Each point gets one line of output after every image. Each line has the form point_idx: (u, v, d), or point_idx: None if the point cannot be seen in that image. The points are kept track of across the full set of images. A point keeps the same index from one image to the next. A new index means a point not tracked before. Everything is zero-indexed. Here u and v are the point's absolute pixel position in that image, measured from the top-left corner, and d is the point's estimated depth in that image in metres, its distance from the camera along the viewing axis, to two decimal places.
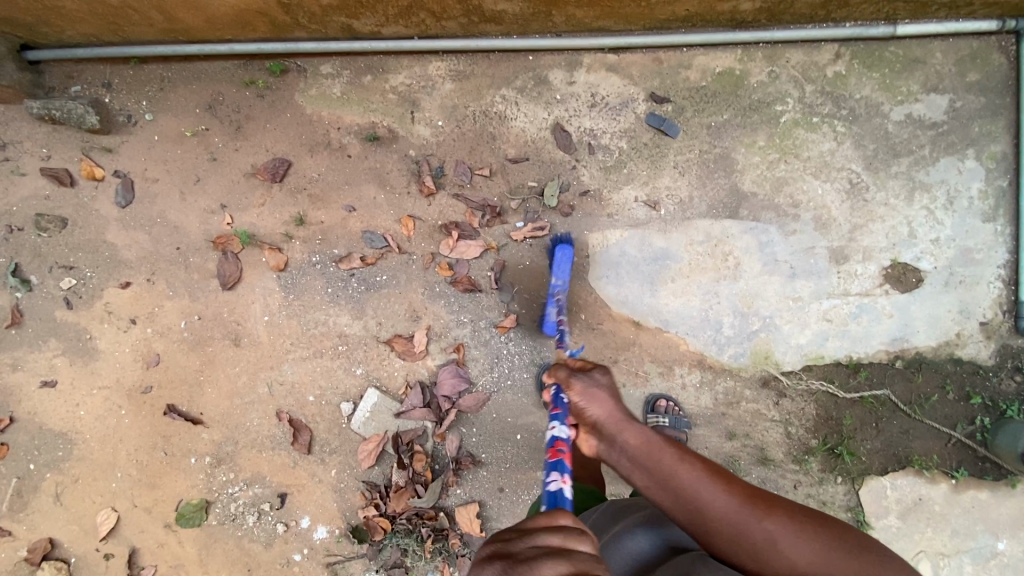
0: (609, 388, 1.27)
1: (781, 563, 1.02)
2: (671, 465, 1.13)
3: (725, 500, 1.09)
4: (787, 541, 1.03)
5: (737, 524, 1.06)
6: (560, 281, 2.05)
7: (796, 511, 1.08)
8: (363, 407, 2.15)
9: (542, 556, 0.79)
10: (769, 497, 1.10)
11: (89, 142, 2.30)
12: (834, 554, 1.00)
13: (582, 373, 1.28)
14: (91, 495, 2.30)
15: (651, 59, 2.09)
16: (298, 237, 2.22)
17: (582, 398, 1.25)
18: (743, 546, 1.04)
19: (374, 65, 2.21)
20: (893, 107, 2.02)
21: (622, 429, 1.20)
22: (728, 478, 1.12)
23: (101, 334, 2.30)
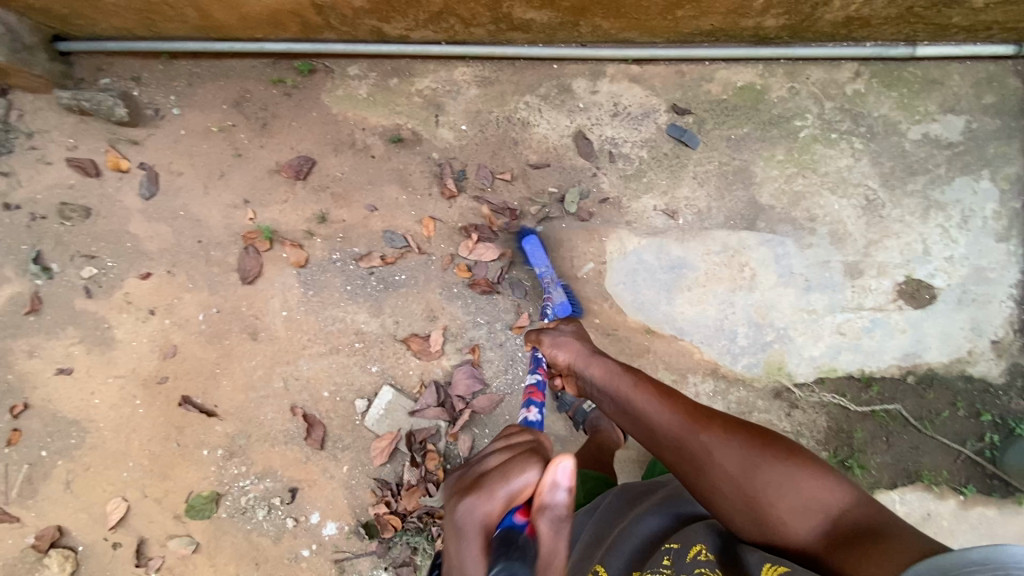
0: (578, 336, 1.55)
1: (717, 471, 1.14)
2: (628, 392, 1.33)
3: (671, 417, 1.24)
4: (722, 452, 1.14)
5: (681, 438, 1.20)
6: (544, 265, 2.12)
7: (733, 424, 1.19)
8: (378, 405, 2.17)
9: (483, 454, 1.07)
10: (714, 415, 1.22)
11: (117, 134, 2.33)
12: (764, 462, 1.11)
13: (550, 330, 1.58)
14: (102, 484, 2.31)
15: (674, 71, 2.13)
16: (319, 234, 2.25)
17: (551, 346, 1.55)
18: (684, 455, 1.18)
19: (401, 68, 2.25)
20: (910, 126, 2.06)
21: (588, 363, 1.46)
22: (676, 399, 1.27)
23: (120, 323, 2.32)
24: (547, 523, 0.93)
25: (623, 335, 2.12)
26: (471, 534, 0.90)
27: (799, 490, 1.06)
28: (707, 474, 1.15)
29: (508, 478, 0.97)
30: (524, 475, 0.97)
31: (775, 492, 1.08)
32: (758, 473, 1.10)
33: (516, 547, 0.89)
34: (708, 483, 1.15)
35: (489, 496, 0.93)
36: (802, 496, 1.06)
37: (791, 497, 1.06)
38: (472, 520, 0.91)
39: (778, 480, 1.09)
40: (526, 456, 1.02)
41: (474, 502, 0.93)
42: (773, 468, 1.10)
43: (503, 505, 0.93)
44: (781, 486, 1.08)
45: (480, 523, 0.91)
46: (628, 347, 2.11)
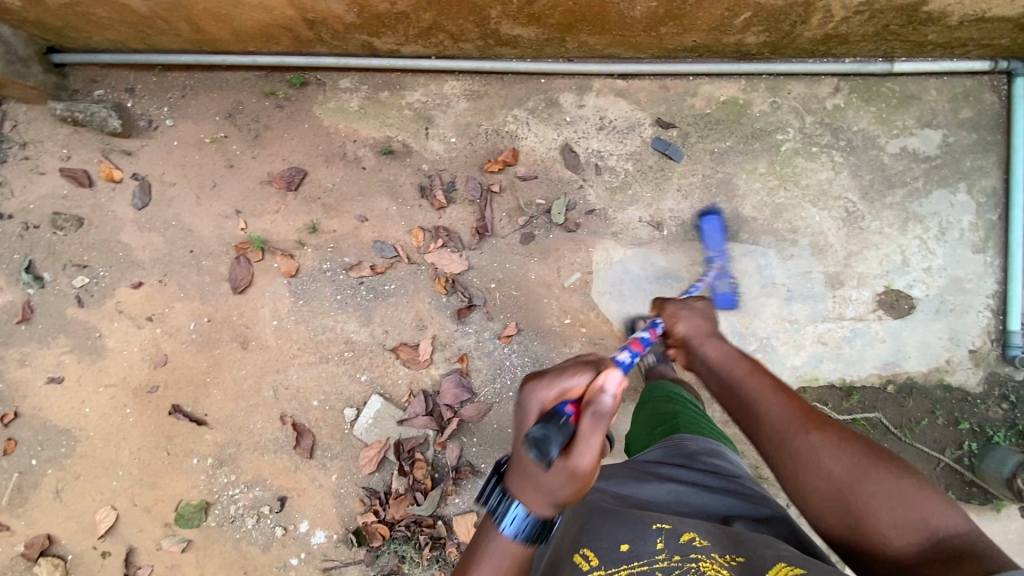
0: (702, 316, 1.63)
1: (816, 470, 1.14)
2: (743, 381, 1.38)
3: (780, 411, 1.26)
4: (828, 453, 1.14)
5: (785, 433, 1.22)
6: (720, 251, 2.10)
7: (847, 433, 1.17)
8: (367, 413, 2.19)
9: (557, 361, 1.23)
10: (827, 420, 1.21)
11: (109, 144, 2.36)
12: (869, 470, 1.09)
13: (675, 301, 1.68)
14: (92, 492, 2.32)
15: (658, 86, 2.18)
16: (310, 244, 2.28)
17: (670, 316, 1.64)
18: (785, 450, 1.21)
19: (391, 82, 2.29)
20: (889, 140, 2.10)
21: (705, 344, 1.53)
22: (792, 396, 1.29)
23: (111, 333, 2.34)
24: (588, 416, 1.01)
25: (609, 345, 2.18)
26: (530, 409, 1.11)
27: (903, 504, 1.03)
28: (805, 472, 1.16)
29: (565, 379, 1.11)
30: (578, 376, 1.10)
31: (876, 501, 1.06)
32: (864, 480, 1.08)
33: (556, 422, 1.01)
34: (805, 481, 1.15)
35: (547, 385, 1.10)
36: (906, 510, 1.03)
37: (892, 509, 1.04)
38: (532, 401, 1.11)
39: (881, 490, 1.06)
40: (589, 366, 1.14)
41: (533, 388, 1.12)
42: (880, 478, 1.07)
43: (557, 393, 1.09)
44: (883, 497, 1.05)
45: (538, 402, 1.10)
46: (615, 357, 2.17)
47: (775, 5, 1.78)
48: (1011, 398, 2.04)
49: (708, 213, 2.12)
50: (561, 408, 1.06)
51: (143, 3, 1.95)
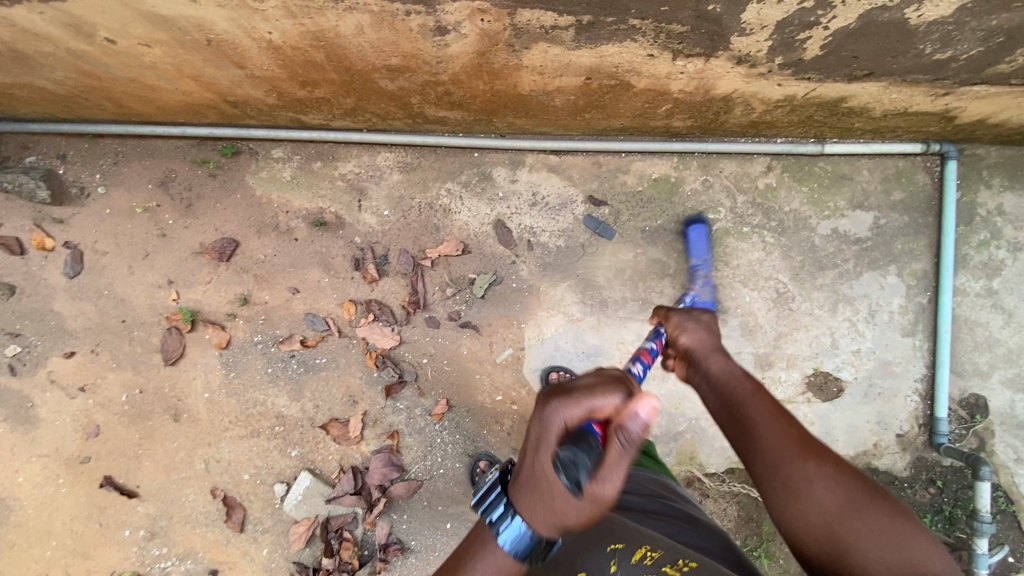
0: (708, 327, 1.48)
1: (807, 501, 1.06)
2: (744, 396, 1.26)
3: (778, 432, 1.16)
4: (824, 483, 1.06)
5: (782, 457, 1.11)
6: (704, 259, 2.05)
7: (848, 470, 1.09)
8: (296, 490, 2.18)
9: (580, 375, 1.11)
10: (827, 452, 1.12)
11: (40, 212, 2.33)
12: (863, 510, 1.02)
13: (681, 311, 1.54)
14: (25, 561, 2.31)
15: (591, 162, 2.16)
16: (241, 316, 2.26)
17: (675, 326, 1.50)
18: (778, 475, 1.10)
19: (324, 152, 2.27)
20: (820, 221, 2.09)
21: (708, 357, 1.40)
22: (793, 422, 1.18)
23: (44, 402, 2.32)
24: (616, 439, 0.94)
25: None
26: (547, 430, 0.99)
27: (893, 549, 0.98)
28: (794, 501, 1.07)
29: (593, 395, 1.01)
30: (609, 395, 1.00)
31: (865, 542, 1.00)
32: (858, 518, 1.01)
33: (584, 446, 0.96)
34: (793, 510, 1.06)
35: (574, 402, 0.99)
36: (897, 557, 0.97)
37: (879, 553, 0.98)
38: (555, 419, 0.99)
39: (872, 530, 1.00)
40: (620, 385, 1.03)
41: (559, 405, 1.00)
42: (874, 519, 1.01)
43: (581, 412, 0.99)
44: (872, 538, 0.99)
45: (559, 424, 0.99)
46: None
47: (694, 99, 1.74)
48: (938, 482, 2.03)
49: (695, 221, 2.08)
50: (586, 428, 0.99)
51: (58, 85, 1.90)
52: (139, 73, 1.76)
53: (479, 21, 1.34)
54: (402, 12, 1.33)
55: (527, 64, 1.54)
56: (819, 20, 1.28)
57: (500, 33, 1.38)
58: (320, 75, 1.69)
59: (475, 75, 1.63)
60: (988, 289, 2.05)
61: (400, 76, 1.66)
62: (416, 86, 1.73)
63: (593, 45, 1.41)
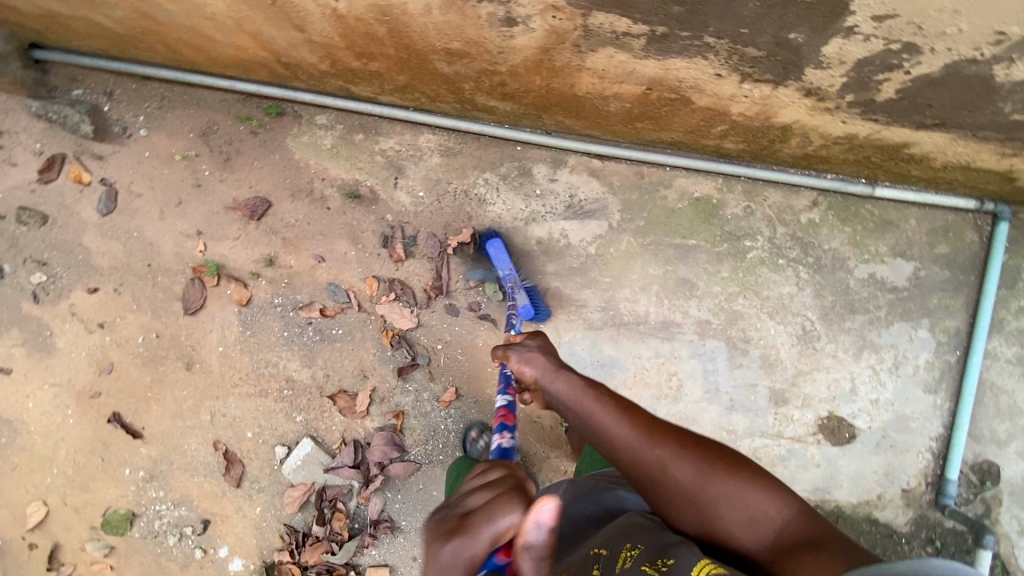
0: (543, 351, 1.55)
1: (670, 483, 1.20)
2: (592, 409, 1.35)
3: (627, 433, 1.27)
4: (674, 463, 1.20)
5: (634, 450, 1.25)
6: (509, 269, 2.09)
7: (689, 440, 1.24)
8: (296, 455, 2.20)
9: (473, 491, 1.09)
10: (674, 430, 1.27)
11: (81, 146, 2.35)
12: (714, 476, 1.17)
13: (516, 346, 1.57)
14: (26, 485, 2.36)
15: (633, 171, 2.12)
16: (265, 276, 2.27)
17: (518, 362, 1.54)
18: (642, 469, 1.23)
19: (368, 125, 2.26)
20: (858, 264, 2.05)
21: (554, 379, 1.46)
22: (637, 413, 1.31)
23: (62, 333, 2.36)
24: (526, 561, 0.94)
25: (545, 423, 2.17)
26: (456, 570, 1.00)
27: (745, 505, 1.13)
28: (660, 486, 1.21)
29: (491, 520, 1.00)
30: (506, 516, 0.98)
31: (722, 504, 1.15)
32: (707, 486, 1.16)
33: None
34: (662, 494, 1.21)
35: (473, 537, 0.99)
36: (748, 512, 1.12)
37: (732, 512, 1.13)
38: (458, 558, 1.00)
39: (725, 493, 1.15)
40: (515, 499, 1.02)
41: (461, 545, 1.00)
42: (720, 481, 1.16)
43: (486, 544, 0.98)
44: (726, 500, 1.14)
45: (468, 559, 1.00)
46: (549, 436, 2.17)
47: (752, 124, 1.69)
48: (936, 543, 2.00)
49: (490, 237, 2.13)
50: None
51: (116, 24, 1.91)
52: (199, 22, 1.76)
53: (550, 18, 1.31)
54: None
55: (588, 66, 1.51)
56: (901, 64, 1.23)
57: (570, 33, 1.35)
58: (378, 50, 1.67)
59: (534, 70, 1.60)
60: (1019, 357, 2.01)
61: (458, 61, 1.63)
62: (471, 73, 1.70)
63: (662, 57, 1.37)
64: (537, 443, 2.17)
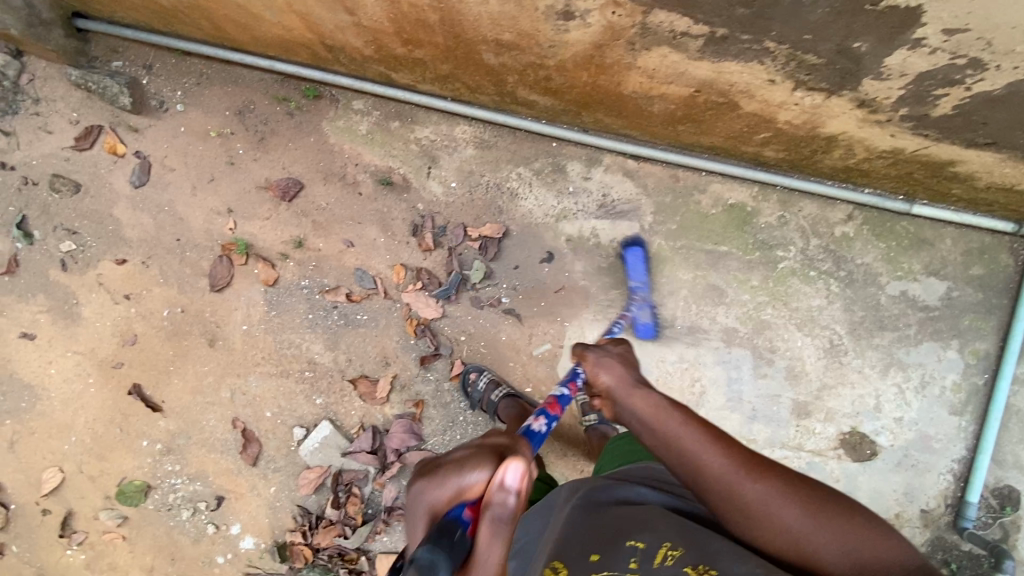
0: (621, 361, 1.52)
1: (773, 524, 1.11)
2: (678, 430, 1.28)
3: (721, 460, 1.20)
4: (777, 500, 1.13)
5: (728, 481, 1.17)
6: (641, 283, 2.07)
7: (789, 479, 1.18)
8: (315, 437, 2.21)
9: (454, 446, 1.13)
10: (770, 468, 1.20)
11: (118, 118, 2.37)
12: (820, 517, 1.09)
13: (595, 348, 1.56)
14: (44, 450, 2.38)
15: (669, 174, 2.11)
16: (293, 258, 2.28)
17: (594, 366, 1.50)
18: (736, 503, 1.15)
19: (404, 113, 2.26)
20: (890, 280, 2.03)
21: (630, 394, 1.41)
22: (729, 444, 1.24)
23: (88, 302, 2.37)
24: (487, 519, 0.96)
25: (565, 422, 2.17)
26: (420, 511, 1.04)
27: (858, 550, 1.04)
28: (757, 523, 1.12)
29: (462, 472, 1.03)
30: (476, 471, 1.01)
31: (833, 553, 1.05)
32: (816, 529, 1.08)
33: (448, 538, 0.94)
34: (760, 532, 1.11)
35: (442, 482, 1.02)
36: (864, 559, 1.03)
37: (844, 557, 1.04)
38: (425, 502, 1.03)
39: (834, 538, 1.06)
40: (491, 457, 1.05)
41: (429, 488, 1.03)
42: (831, 524, 1.08)
43: (451, 494, 1.00)
44: (836, 545, 1.06)
45: (432, 504, 1.02)
46: (567, 435, 2.16)
47: (797, 133, 1.68)
48: (952, 565, 1.99)
49: (632, 244, 2.09)
50: (456, 510, 0.99)
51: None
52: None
53: (609, 13, 1.30)
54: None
55: (639, 65, 1.50)
56: (964, 79, 1.23)
57: (626, 30, 1.34)
58: (426, 37, 1.67)
59: (582, 66, 1.60)
60: None
61: (506, 53, 1.63)
62: (518, 66, 1.70)
63: (716, 59, 1.37)
64: (555, 440, 2.17)
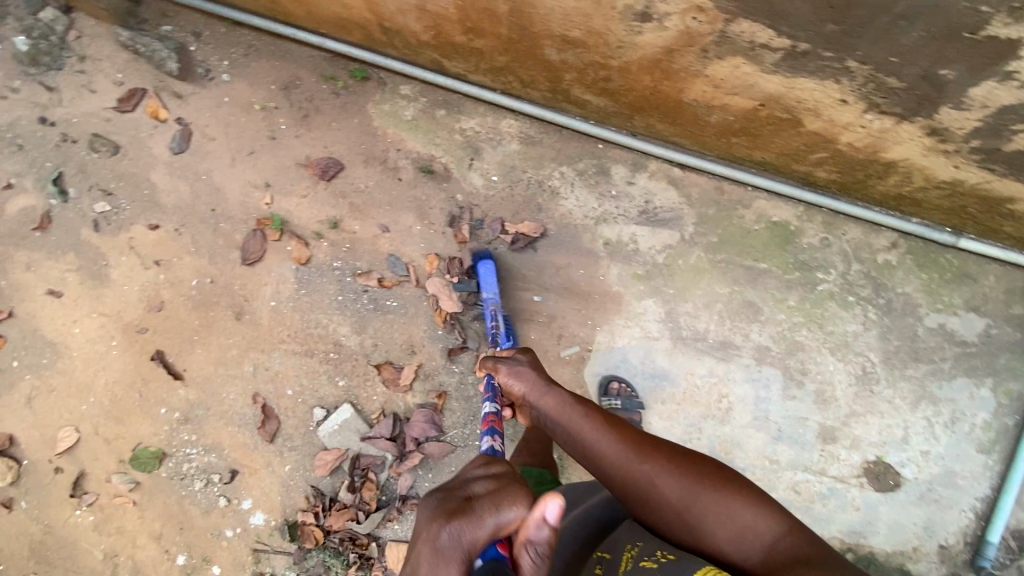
0: (533, 366, 1.51)
1: (660, 501, 1.14)
2: (579, 423, 1.32)
3: (613, 446, 1.24)
4: (661, 478, 1.16)
5: (623, 465, 1.20)
6: (493, 293, 2.07)
7: (675, 455, 1.21)
8: (335, 419, 2.21)
9: (473, 479, 1.03)
10: (665, 446, 1.23)
11: (163, 83, 2.36)
12: (702, 491, 1.13)
13: (506, 359, 1.53)
14: (61, 408, 2.38)
15: (714, 186, 2.09)
16: (327, 238, 2.27)
17: (508, 375, 1.50)
18: (631, 485, 1.18)
19: (451, 102, 2.24)
20: (929, 312, 2.01)
21: (544, 396, 1.42)
22: (624, 431, 1.28)
23: (117, 264, 2.37)
24: (528, 554, 0.93)
25: None
26: (450, 558, 0.91)
27: (734, 518, 1.09)
28: (649, 503, 1.15)
29: (498, 510, 0.95)
30: (514, 508, 0.94)
31: (712, 521, 1.10)
32: (696, 502, 1.12)
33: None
34: (653, 511, 1.14)
35: (477, 525, 0.92)
36: (738, 527, 1.08)
37: (721, 525, 1.09)
38: (454, 546, 0.92)
39: (715, 510, 1.11)
40: (521, 491, 0.99)
41: (464, 531, 0.92)
42: (708, 496, 1.12)
43: (489, 533, 0.92)
44: (716, 516, 1.10)
45: (465, 549, 0.92)
46: None
47: (856, 156, 1.66)
48: None
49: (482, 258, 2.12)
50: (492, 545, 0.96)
51: None
52: None
53: (689, 19, 1.28)
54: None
55: (707, 73, 1.48)
56: None
57: (704, 37, 1.32)
58: (490, 27, 1.66)
59: (647, 69, 1.58)
60: None
61: (570, 49, 1.61)
62: (579, 63, 1.68)
63: (791, 74, 1.34)
64: None
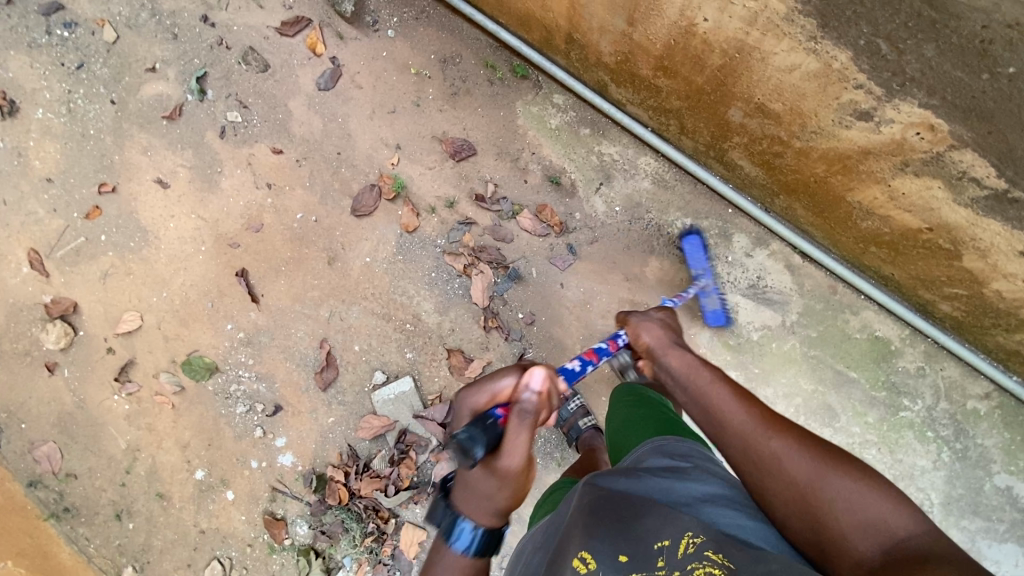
0: (662, 323, 1.57)
1: (780, 475, 1.10)
2: (706, 385, 1.32)
3: (743, 414, 1.21)
4: (789, 456, 1.11)
5: (746, 435, 1.17)
6: (703, 270, 2.10)
7: (807, 437, 1.15)
8: (393, 388, 2.23)
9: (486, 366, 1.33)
10: (790, 424, 1.18)
11: (329, 21, 2.42)
12: (831, 474, 1.06)
13: (638, 312, 1.62)
14: (131, 293, 2.37)
15: (828, 283, 2.10)
16: (439, 215, 2.30)
17: (636, 327, 1.57)
18: (750, 456, 1.14)
19: (598, 124, 2.27)
20: (1001, 471, 2.00)
21: (667, 353, 1.46)
22: (752, 402, 1.23)
23: (231, 175, 2.39)
24: (513, 412, 1.13)
25: None
26: (461, 413, 1.22)
27: (867, 509, 1.00)
28: (768, 476, 1.11)
29: (494, 379, 1.22)
30: (504, 378, 1.20)
31: (838, 507, 1.02)
32: (826, 484, 1.05)
33: (483, 424, 1.14)
34: (768, 485, 1.10)
35: (476, 389, 1.20)
36: (867, 516, 1.00)
37: (850, 514, 1.01)
38: (461, 403, 1.22)
39: (840, 495, 1.04)
40: (515, 368, 1.25)
41: (464, 394, 1.22)
42: (839, 481, 1.05)
43: (486, 397, 1.19)
44: (843, 503, 1.03)
45: (470, 406, 1.21)
46: None
47: (992, 302, 1.75)
48: None
49: (688, 233, 2.13)
50: (491, 410, 1.18)
51: None
52: None
53: (911, 132, 1.44)
54: (852, 83, 1.44)
55: (890, 184, 1.60)
56: None
57: (915, 152, 1.48)
58: (687, 72, 1.75)
59: (828, 160, 1.68)
60: None
61: (759, 118, 1.71)
62: (757, 133, 1.76)
63: (984, 214, 1.50)
64: None
